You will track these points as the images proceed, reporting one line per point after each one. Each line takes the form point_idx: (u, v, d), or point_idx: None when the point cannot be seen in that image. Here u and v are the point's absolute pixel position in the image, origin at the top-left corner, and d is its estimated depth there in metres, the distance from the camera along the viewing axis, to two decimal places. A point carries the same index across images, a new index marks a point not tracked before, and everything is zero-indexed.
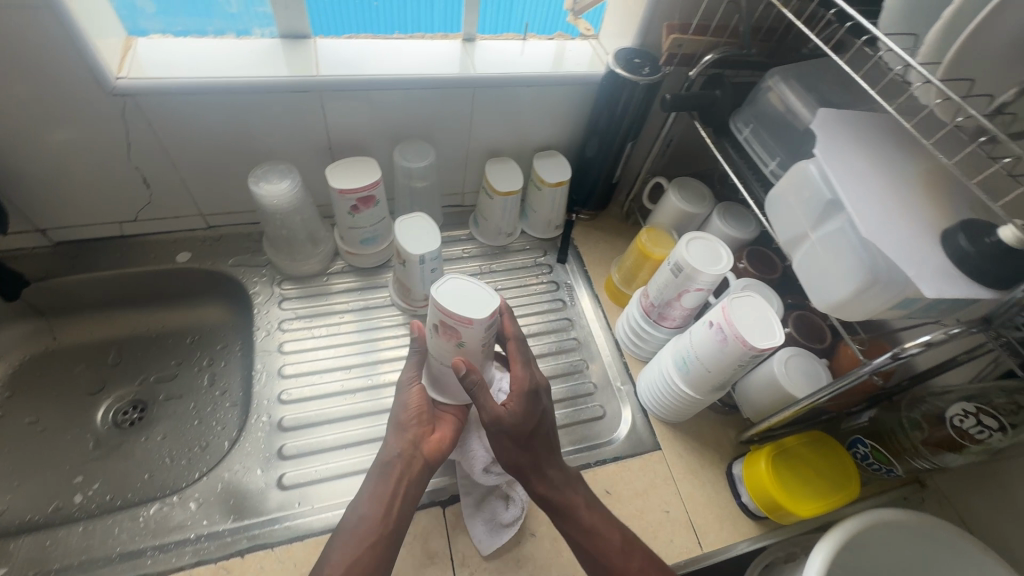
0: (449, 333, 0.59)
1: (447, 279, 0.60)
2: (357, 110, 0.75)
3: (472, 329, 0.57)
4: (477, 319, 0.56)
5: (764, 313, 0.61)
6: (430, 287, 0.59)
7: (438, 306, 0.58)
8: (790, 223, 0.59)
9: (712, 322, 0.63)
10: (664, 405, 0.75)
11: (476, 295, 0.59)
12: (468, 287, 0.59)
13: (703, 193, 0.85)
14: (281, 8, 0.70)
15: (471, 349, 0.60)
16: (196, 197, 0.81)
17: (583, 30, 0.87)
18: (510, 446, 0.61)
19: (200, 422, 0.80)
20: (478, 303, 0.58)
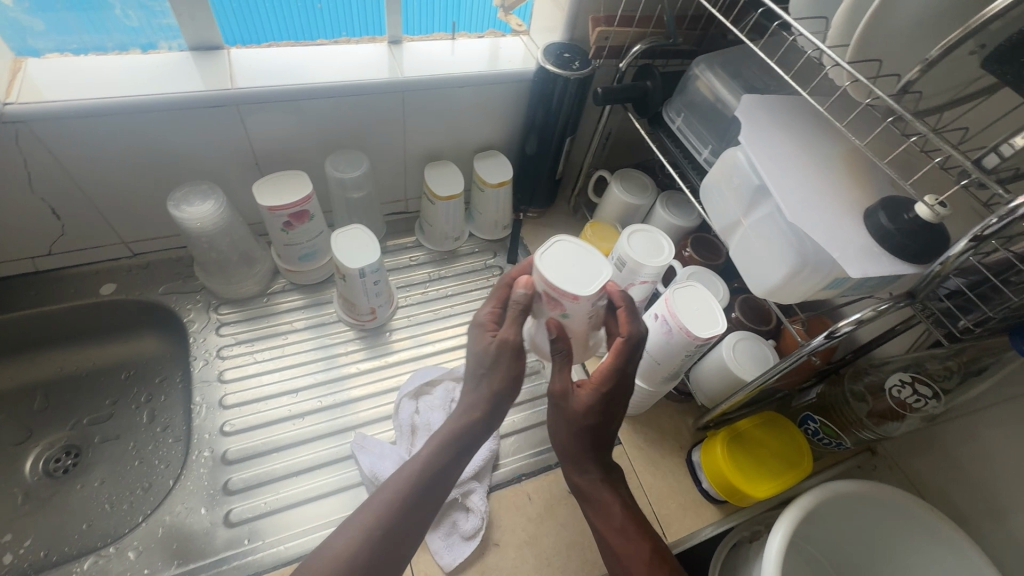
0: (550, 302, 0.51)
1: (553, 243, 0.52)
2: (282, 122, 0.72)
3: (579, 305, 0.50)
4: (582, 297, 0.48)
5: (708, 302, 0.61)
6: (534, 253, 0.51)
7: (541, 276, 0.50)
8: (723, 211, 0.59)
9: (658, 314, 0.63)
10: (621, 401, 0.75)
11: (582, 265, 0.50)
12: (585, 255, 0.51)
13: (645, 183, 0.85)
14: (187, 19, 0.66)
15: (575, 324, 0.53)
16: (115, 225, 0.76)
17: (515, 26, 0.86)
18: (568, 430, 0.61)
19: (141, 462, 0.76)
20: (585, 275, 0.50)
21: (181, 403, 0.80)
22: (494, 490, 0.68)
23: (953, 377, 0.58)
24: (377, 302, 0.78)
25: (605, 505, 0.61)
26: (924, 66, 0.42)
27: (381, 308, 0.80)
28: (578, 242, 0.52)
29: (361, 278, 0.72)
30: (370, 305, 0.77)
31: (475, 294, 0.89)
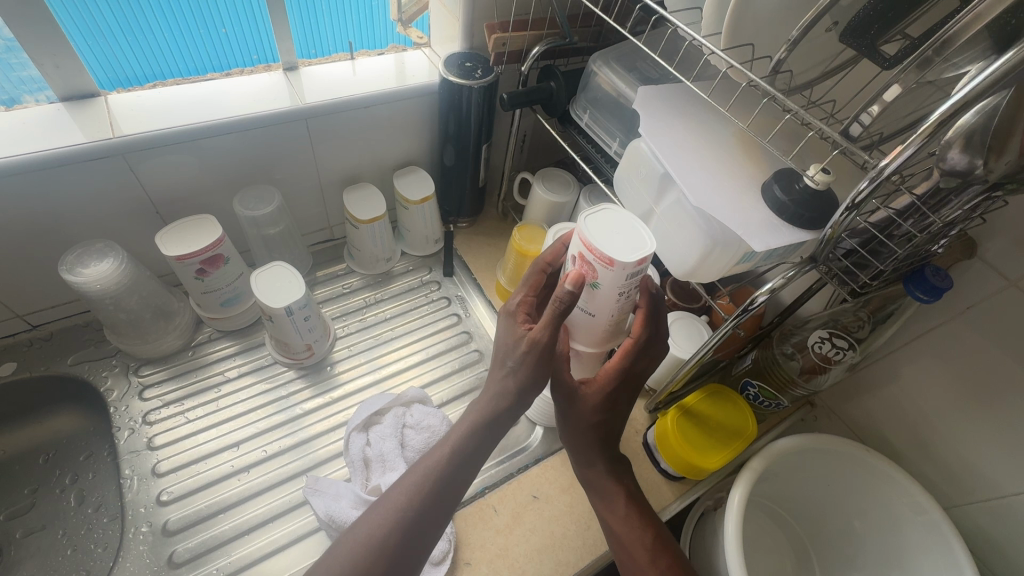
0: (585, 268, 0.50)
1: (603, 206, 0.52)
2: (181, 164, 0.67)
3: (613, 272, 0.48)
4: (626, 263, 0.47)
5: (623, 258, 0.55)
6: (582, 210, 0.51)
7: (579, 234, 0.49)
8: (637, 201, 0.61)
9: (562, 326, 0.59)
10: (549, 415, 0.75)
11: (626, 233, 0.50)
12: (630, 224, 0.50)
13: (567, 180, 0.86)
14: (52, 69, 0.60)
15: (604, 296, 0.51)
16: (5, 299, 0.69)
17: (416, 38, 0.85)
18: (580, 429, 0.59)
19: (74, 550, 0.69)
20: (632, 242, 0.49)
21: (112, 478, 0.74)
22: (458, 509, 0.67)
23: (865, 326, 0.62)
24: (310, 338, 0.75)
25: (603, 497, 0.60)
26: (790, 45, 0.44)
27: (316, 345, 0.77)
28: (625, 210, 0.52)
29: (285, 318, 0.69)
30: (304, 343, 0.74)
31: (415, 314, 0.88)
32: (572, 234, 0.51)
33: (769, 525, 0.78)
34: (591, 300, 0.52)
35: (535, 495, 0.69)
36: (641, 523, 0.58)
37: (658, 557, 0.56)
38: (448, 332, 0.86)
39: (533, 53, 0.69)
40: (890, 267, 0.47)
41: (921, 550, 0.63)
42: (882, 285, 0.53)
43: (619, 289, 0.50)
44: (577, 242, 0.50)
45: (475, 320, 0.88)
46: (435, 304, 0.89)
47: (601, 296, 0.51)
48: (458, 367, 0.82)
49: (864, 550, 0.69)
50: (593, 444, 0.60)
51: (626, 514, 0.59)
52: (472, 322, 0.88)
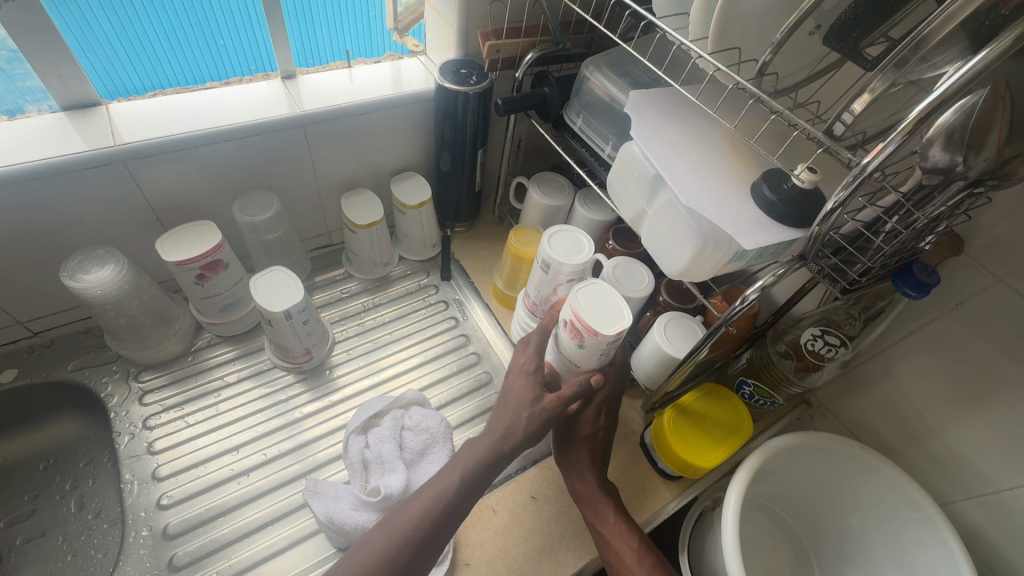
0: (574, 332, 0.62)
1: (592, 283, 0.64)
2: (181, 171, 0.68)
3: (597, 339, 0.60)
4: (605, 334, 0.59)
5: (611, 300, 0.62)
6: (574, 286, 0.64)
7: (573, 306, 0.61)
8: (630, 202, 0.62)
9: (565, 321, 0.64)
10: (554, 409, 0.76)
11: (609, 309, 0.62)
12: (614, 301, 0.63)
13: (562, 184, 0.87)
14: (54, 79, 0.61)
15: (587, 355, 0.63)
16: (7, 306, 0.70)
17: (412, 47, 0.87)
18: (574, 450, 0.67)
19: (75, 555, 0.69)
20: (612, 316, 0.61)
21: (112, 484, 0.74)
22: None
23: (856, 323, 0.63)
24: (309, 342, 0.76)
25: (597, 504, 0.63)
26: (775, 47, 0.45)
27: (314, 349, 0.77)
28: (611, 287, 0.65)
29: (283, 323, 0.70)
30: (302, 348, 0.75)
31: (413, 317, 0.88)
32: (566, 303, 0.63)
33: (766, 524, 0.78)
34: (577, 354, 0.64)
35: (533, 496, 0.70)
36: (628, 526, 0.61)
37: (644, 556, 0.58)
38: (445, 335, 0.87)
39: (527, 60, 0.70)
40: (877, 264, 0.48)
41: (918, 546, 0.63)
42: (872, 281, 0.53)
43: (602, 351, 0.62)
44: (568, 311, 0.63)
45: (473, 323, 0.89)
46: (433, 308, 0.90)
47: (584, 354, 0.63)
48: (456, 369, 0.83)
49: (861, 548, 0.69)
50: (585, 459, 0.66)
51: (612, 516, 0.61)
52: (469, 325, 0.89)
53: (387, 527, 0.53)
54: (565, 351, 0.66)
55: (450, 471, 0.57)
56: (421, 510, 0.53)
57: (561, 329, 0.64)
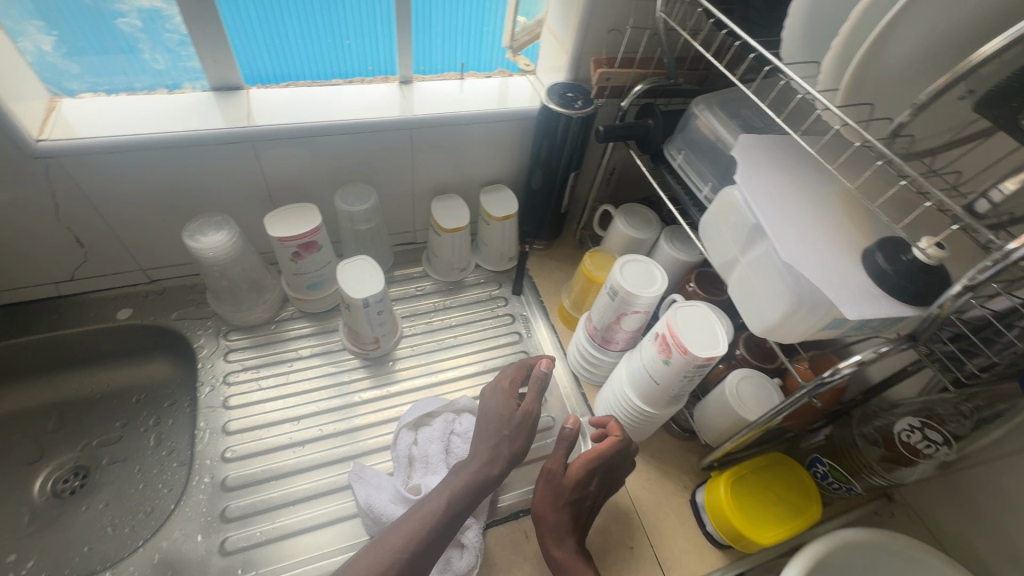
0: (662, 346, 0.61)
1: (695, 304, 0.63)
2: (298, 157, 0.75)
3: (685, 359, 0.58)
4: (696, 356, 0.57)
5: (709, 324, 0.60)
6: (675, 303, 0.63)
7: (669, 320, 0.60)
8: (722, 248, 0.59)
9: (656, 335, 0.62)
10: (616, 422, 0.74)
11: (706, 333, 0.59)
12: (712, 327, 0.60)
13: (650, 218, 0.85)
14: (210, 62, 0.69)
15: (670, 373, 0.61)
16: (135, 254, 0.79)
17: (523, 65, 0.89)
18: (555, 506, 0.64)
19: (145, 486, 0.77)
20: (707, 341, 0.59)
21: (187, 428, 0.82)
22: (491, 525, 0.67)
23: (965, 422, 0.56)
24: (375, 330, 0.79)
25: (575, 571, 0.60)
26: (916, 110, 0.40)
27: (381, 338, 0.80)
28: (715, 313, 0.63)
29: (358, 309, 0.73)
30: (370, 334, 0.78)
31: (480, 325, 0.89)
32: (662, 317, 0.62)
33: None
34: (659, 372, 0.62)
35: None
36: None
37: None
38: (507, 349, 0.87)
39: (636, 90, 0.70)
40: (1006, 360, 0.43)
41: None
42: (995, 380, 0.47)
43: (686, 371, 0.60)
44: (662, 325, 0.62)
45: (536, 341, 0.88)
46: (499, 320, 0.91)
47: (668, 372, 0.61)
48: None
49: None
50: (564, 520, 0.63)
51: None
52: (532, 343, 0.88)
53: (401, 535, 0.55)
54: (647, 367, 0.65)
55: (441, 492, 0.59)
56: (424, 525, 0.56)
57: (650, 342, 0.63)
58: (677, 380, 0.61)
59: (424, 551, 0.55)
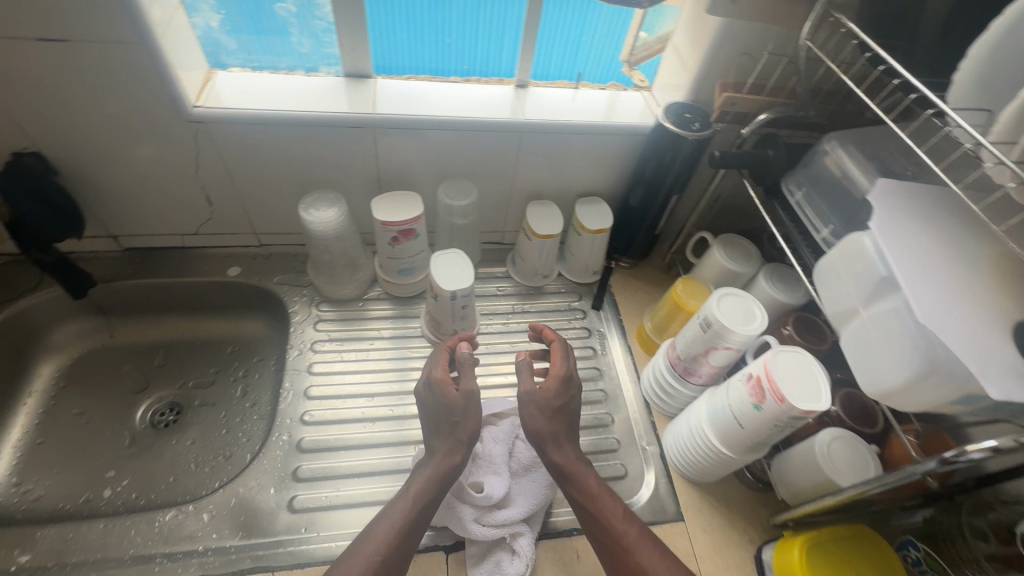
0: (756, 389, 0.57)
1: (799, 350, 0.59)
2: (411, 147, 0.78)
3: (780, 408, 0.55)
4: (794, 407, 0.53)
5: (812, 374, 0.56)
6: (776, 346, 0.59)
7: (766, 363, 0.57)
8: (839, 297, 0.55)
9: (750, 376, 0.59)
10: (690, 459, 0.70)
11: (807, 384, 0.55)
12: (816, 378, 0.56)
13: (750, 252, 0.81)
14: (348, 50, 0.74)
15: (760, 419, 0.58)
16: (252, 218, 0.86)
17: (638, 81, 0.86)
18: (543, 416, 0.64)
19: (228, 432, 0.83)
20: (808, 392, 0.55)
21: (270, 386, 0.87)
22: (543, 537, 0.66)
23: None
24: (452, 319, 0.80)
25: (578, 477, 0.62)
26: None
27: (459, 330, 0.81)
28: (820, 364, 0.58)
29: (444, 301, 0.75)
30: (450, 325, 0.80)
31: None
32: (760, 358, 0.59)
33: None
34: (747, 416, 0.59)
35: None
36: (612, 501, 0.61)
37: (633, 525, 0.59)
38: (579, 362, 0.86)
39: (761, 118, 0.66)
40: None
41: None
42: None
43: (779, 420, 0.56)
44: (758, 366, 0.58)
45: (610, 360, 0.86)
46: (575, 332, 0.89)
47: (758, 418, 0.58)
48: (580, 399, 0.81)
49: None
50: (555, 431, 0.64)
51: (593, 485, 0.62)
52: (606, 361, 0.86)
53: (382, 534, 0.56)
54: (733, 408, 0.61)
55: (406, 493, 0.59)
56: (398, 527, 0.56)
57: (741, 382, 0.60)
58: (767, 428, 0.58)
59: (402, 549, 0.56)
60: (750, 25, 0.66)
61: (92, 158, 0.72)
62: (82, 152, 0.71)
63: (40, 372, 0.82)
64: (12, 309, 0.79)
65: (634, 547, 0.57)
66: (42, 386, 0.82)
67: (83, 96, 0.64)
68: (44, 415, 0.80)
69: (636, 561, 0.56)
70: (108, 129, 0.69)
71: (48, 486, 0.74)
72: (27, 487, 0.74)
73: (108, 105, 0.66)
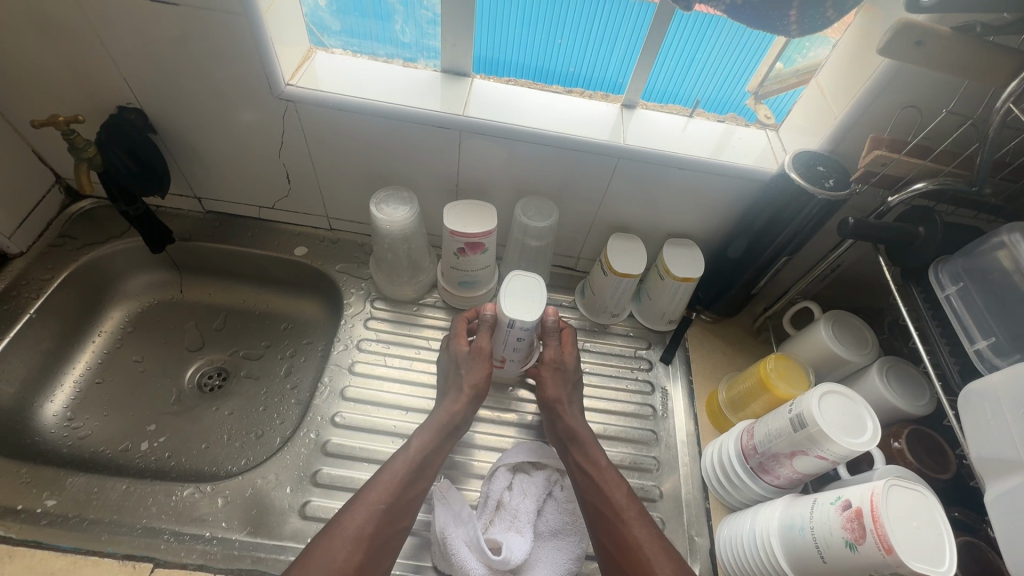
0: (853, 525, 0.46)
1: (916, 484, 0.47)
2: (496, 156, 0.72)
3: (883, 558, 0.43)
4: (904, 564, 0.42)
5: (932, 524, 0.44)
6: (887, 473, 0.47)
7: (873, 494, 0.46)
8: (993, 438, 0.43)
9: (846, 504, 0.48)
10: (743, 571, 0.59)
11: (923, 534, 0.44)
12: (935, 527, 0.44)
13: (866, 338, 0.68)
14: (450, 45, 0.70)
15: (852, 562, 0.46)
16: (327, 202, 0.84)
17: (762, 116, 0.74)
18: (557, 382, 0.68)
19: (264, 410, 0.82)
20: (924, 546, 0.43)
21: (313, 372, 0.86)
22: None
23: None
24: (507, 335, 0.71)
25: (589, 450, 0.63)
26: None
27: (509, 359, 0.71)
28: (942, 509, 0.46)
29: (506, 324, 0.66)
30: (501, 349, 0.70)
31: (613, 382, 0.80)
32: (862, 484, 0.47)
33: None
34: (834, 552, 0.48)
35: None
36: (615, 478, 0.61)
37: (631, 507, 0.59)
38: (635, 420, 0.76)
39: (915, 187, 0.54)
40: None
41: None
42: None
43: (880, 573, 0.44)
44: (859, 495, 0.47)
45: (670, 424, 0.76)
46: (636, 384, 0.80)
47: (849, 560, 0.46)
48: (628, 463, 0.72)
49: None
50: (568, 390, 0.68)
51: (602, 460, 0.62)
52: (665, 424, 0.76)
53: (376, 496, 0.57)
54: (814, 535, 0.50)
55: (406, 449, 0.62)
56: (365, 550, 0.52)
57: (832, 508, 0.49)
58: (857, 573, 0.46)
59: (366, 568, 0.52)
60: (924, 74, 0.54)
61: (188, 122, 0.73)
62: (180, 114, 0.72)
63: (112, 314, 0.86)
64: (97, 252, 0.83)
65: (630, 520, 0.57)
66: (111, 329, 0.85)
67: (187, 61, 0.65)
68: (107, 357, 0.83)
69: (632, 534, 0.56)
70: (204, 95, 0.69)
71: (95, 427, 0.77)
72: (78, 423, 0.77)
73: (207, 72, 0.66)
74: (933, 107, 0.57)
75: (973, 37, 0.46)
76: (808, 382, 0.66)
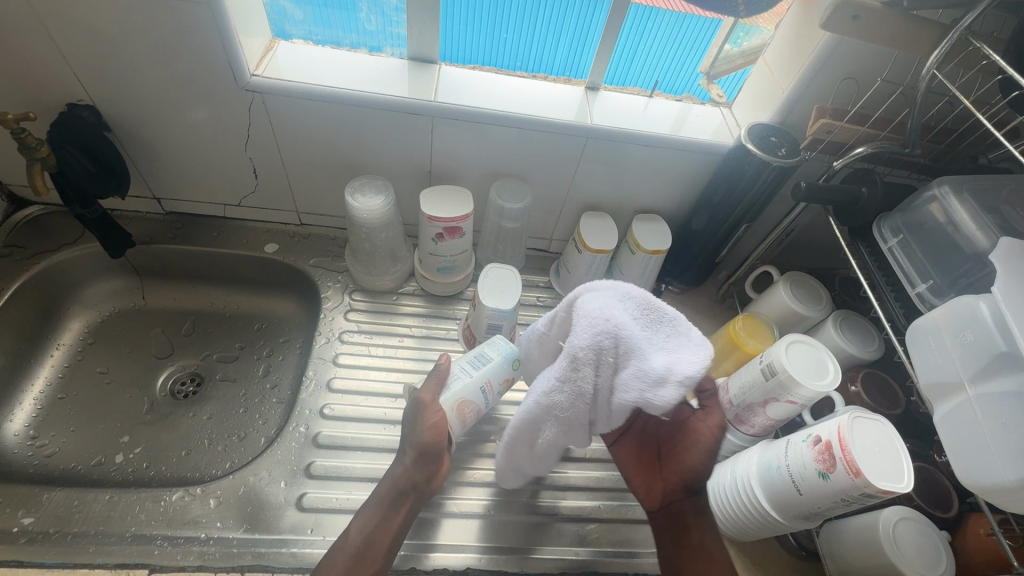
0: (825, 456, 0.51)
1: (874, 415, 0.52)
2: (469, 142, 0.73)
3: (853, 481, 0.48)
4: (871, 483, 0.47)
5: (892, 449, 0.49)
6: (849, 409, 0.53)
7: (840, 428, 0.51)
8: (938, 367, 0.48)
9: (817, 439, 0.53)
10: (727, 515, 0.63)
11: (885, 457, 0.49)
12: (893, 450, 0.50)
13: (820, 295, 0.74)
14: (416, 32, 0.70)
15: (826, 489, 0.51)
16: (297, 196, 0.83)
17: (715, 95, 0.78)
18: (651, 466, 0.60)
19: (245, 411, 0.80)
20: (886, 468, 0.48)
21: (294, 369, 0.84)
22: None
23: None
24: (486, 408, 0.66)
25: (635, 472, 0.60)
26: None
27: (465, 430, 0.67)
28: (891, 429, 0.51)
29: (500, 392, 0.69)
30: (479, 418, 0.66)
31: None
32: (829, 420, 0.52)
33: None
34: (809, 483, 0.52)
35: None
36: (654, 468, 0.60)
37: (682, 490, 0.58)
38: None
39: (856, 151, 0.59)
40: None
41: None
42: None
43: (851, 495, 0.49)
44: (828, 429, 0.52)
45: None
46: None
47: (822, 488, 0.51)
48: None
49: None
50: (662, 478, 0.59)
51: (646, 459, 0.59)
52: None
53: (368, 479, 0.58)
54: (791, 472, 0.55)
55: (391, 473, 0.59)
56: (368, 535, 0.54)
57: (805, 444, 0.54)
58: (830, 500, 0.51)
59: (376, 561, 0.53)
60: (858, 47, 0.60)
61: (145, 118, 0.70)
62: (136, 110, 0.69)
63: (70, 326, 0.82)
64: (50, 260, 0.78)
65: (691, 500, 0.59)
66: (71, 341, 0.81)
67: (144, 55, 0.62)
68: (68, 371, 0.79)
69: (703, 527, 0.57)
70: (162, 89, 0.66)
71: (63, 444, 0.73)
72: (43, 441, 0.73)
73: (166, 64, 0.64)
74: (869, 78, 0.63)
75: (903, 11, 0.51)
76: (773, 338, 0.72)
